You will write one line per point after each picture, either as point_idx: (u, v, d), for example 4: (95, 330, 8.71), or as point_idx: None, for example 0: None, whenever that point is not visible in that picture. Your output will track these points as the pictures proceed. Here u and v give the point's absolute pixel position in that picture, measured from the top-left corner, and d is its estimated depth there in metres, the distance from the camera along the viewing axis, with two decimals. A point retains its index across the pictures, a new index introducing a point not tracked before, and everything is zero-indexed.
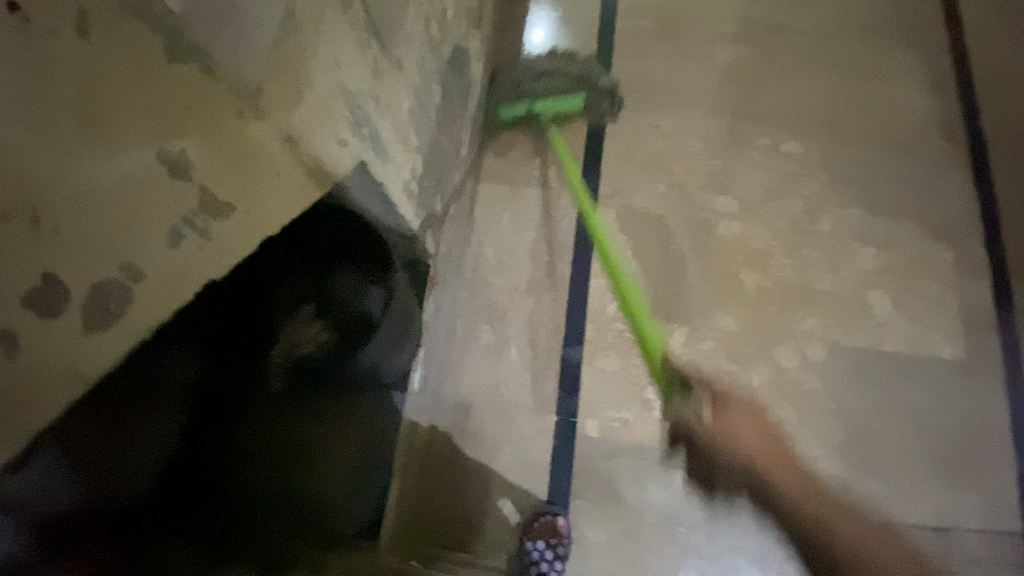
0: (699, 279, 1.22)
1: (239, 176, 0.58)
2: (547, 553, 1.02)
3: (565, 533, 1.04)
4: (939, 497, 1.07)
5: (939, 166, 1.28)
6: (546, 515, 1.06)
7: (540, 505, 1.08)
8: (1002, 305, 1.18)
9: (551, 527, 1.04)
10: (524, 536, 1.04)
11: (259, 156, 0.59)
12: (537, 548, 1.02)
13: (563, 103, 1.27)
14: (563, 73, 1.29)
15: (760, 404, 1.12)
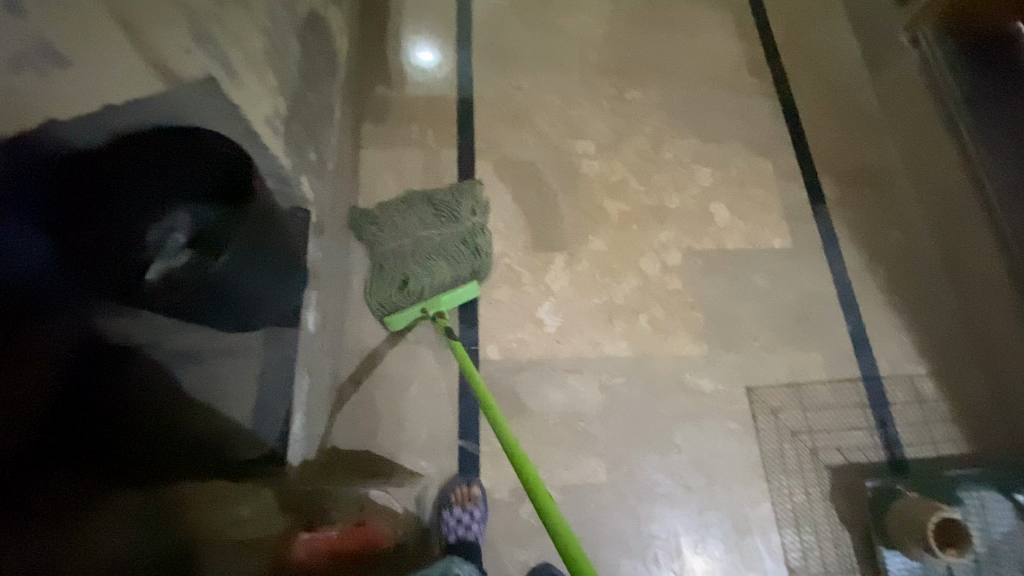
0: (571, 211, 1.37)
1: (77, 44, 0.62)
2: (463, 518, 1.06)
3: (479, 500, 1.08)
4: (791, 359, 1.25)
5: (753, 98, 1.52)
6: (461, 486, 1.10)
7: (454, 479, 1.12)
8: (816, 200, 1.42)
9: (466, 495, 1.08)
10: (442, 507, 1.08)
11: (90, 25, 0.63)
12: (454, 515, 1.06)
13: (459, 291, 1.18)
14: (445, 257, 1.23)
15: (634, 307, 1.27)
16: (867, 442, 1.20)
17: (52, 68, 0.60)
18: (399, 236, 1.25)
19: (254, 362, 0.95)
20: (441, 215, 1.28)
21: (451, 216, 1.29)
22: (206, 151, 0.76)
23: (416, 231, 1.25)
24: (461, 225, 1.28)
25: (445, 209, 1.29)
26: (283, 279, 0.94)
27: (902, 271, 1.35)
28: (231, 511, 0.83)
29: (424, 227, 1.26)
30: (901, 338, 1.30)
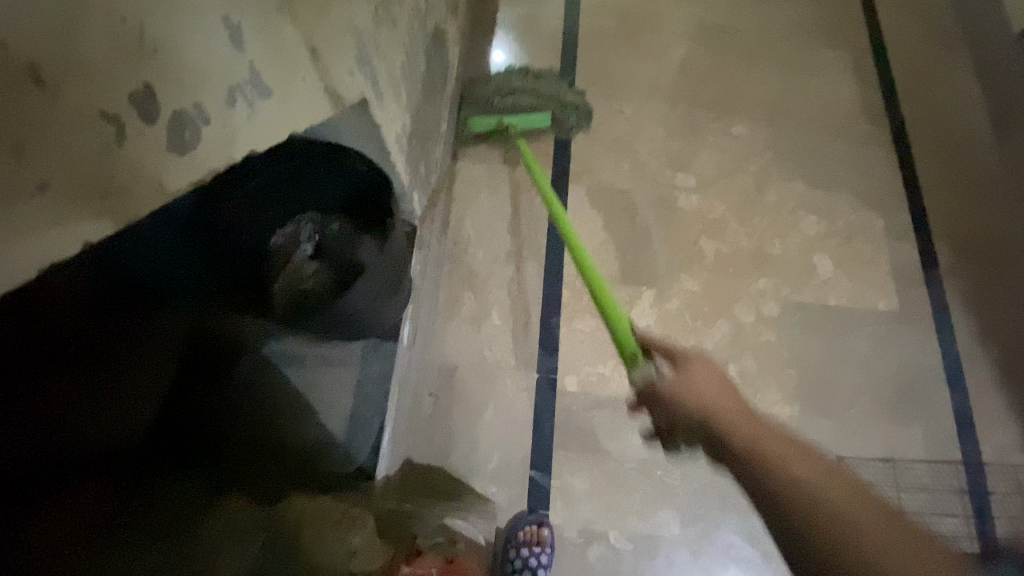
0: (664, 246, 1.33)
1: (278, 66, 0.59)
2: (532, 562, 1.03)
3: (548, 543, 1.05)
4: (887, 433, 1.17)
5: (867, 147, 1.44)
6: (531, 524, 1.07)
7: (522, 516, 1.09)
8: (928, 263, 1.33)
9: (536, 536, 1.05)
10: (509, 545, 1.05)
11: (291, 56, 0.61)
12: (521, 556, 1.03)
13: (534, 119, 1.34)
14: (534, 94, 1.36)
15: (724, 356, 1.22)
16: (963, 533, 1.12)
17: (260, 97, 0.57)
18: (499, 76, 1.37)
19: (352, 372, 0.96)
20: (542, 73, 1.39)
21: (551, 76, 1.40)
22: (344, 171, 0.86)
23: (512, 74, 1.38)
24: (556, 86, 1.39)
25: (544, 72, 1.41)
26: (389, 293, 0.89)
27: (1018, 352, 1.25)
28: (343, 541, 0.80)
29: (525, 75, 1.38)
30: (1010, 424, 1.20)
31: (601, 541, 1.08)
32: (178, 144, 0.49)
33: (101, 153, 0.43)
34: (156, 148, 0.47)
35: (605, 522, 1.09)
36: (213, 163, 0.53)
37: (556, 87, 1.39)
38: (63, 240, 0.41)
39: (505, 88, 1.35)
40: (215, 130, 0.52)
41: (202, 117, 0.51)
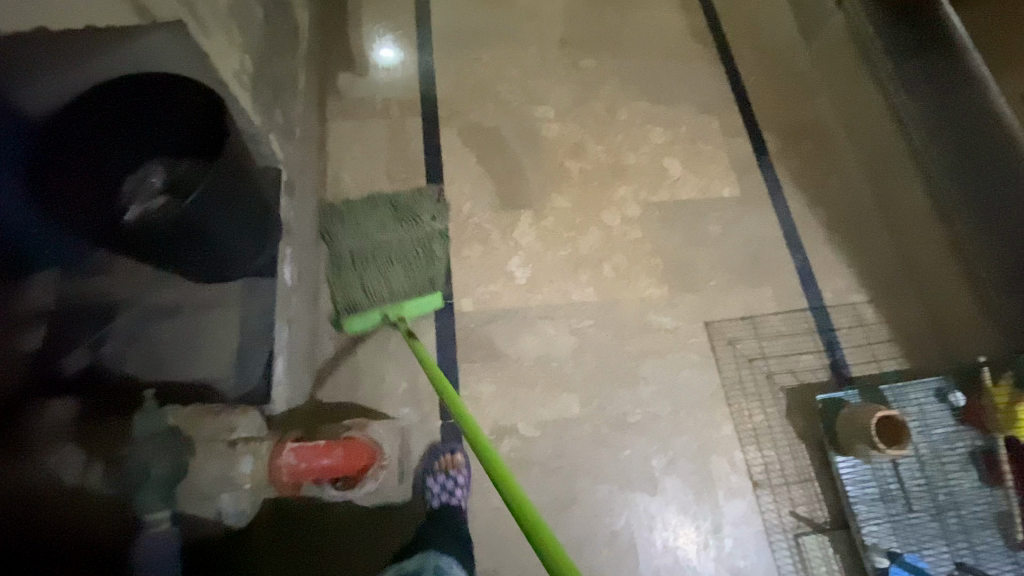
0: (533, 171, 1.44)
1: None
2: (448, 486, 1.08)
3: (463, 466, 1.10)
4: (744, 295, 1.34)
5: (698, 63, 1.63)
6: (445, 453, 1.11)
7: (438, 446, 1.14)
8: (759, 151, 1.52)
9: (450, 463, 1.10)
10: (425, 474, 1.10)
11: None
12: (437, 482, 1.08)
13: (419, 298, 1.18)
14: (402, 241, 1.26)
15: (598, 256, 1.35)
16: (818, 365, 1.29)
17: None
18: (356, 236, 1.26)
19: (234, 311, 0.99)
20: (402, 219, 1.30)
21: (414, 219, 1.31)
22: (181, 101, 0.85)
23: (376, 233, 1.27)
24: (420, 221, 1.31)
25: (401, 202, 1.32)
26: (254, 243, 0.98)
27: (842, 210, 1.46)
28: (225, 421, 0.95)
29: (384, 224, 1.28)
30: (844, 270, 1.39)
31: (512, 434, 1.17)
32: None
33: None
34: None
35: (512, 416, 1.18)
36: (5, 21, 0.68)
37: (422, 222, 1.30)
38: None
39: (369, 248, 1.24)
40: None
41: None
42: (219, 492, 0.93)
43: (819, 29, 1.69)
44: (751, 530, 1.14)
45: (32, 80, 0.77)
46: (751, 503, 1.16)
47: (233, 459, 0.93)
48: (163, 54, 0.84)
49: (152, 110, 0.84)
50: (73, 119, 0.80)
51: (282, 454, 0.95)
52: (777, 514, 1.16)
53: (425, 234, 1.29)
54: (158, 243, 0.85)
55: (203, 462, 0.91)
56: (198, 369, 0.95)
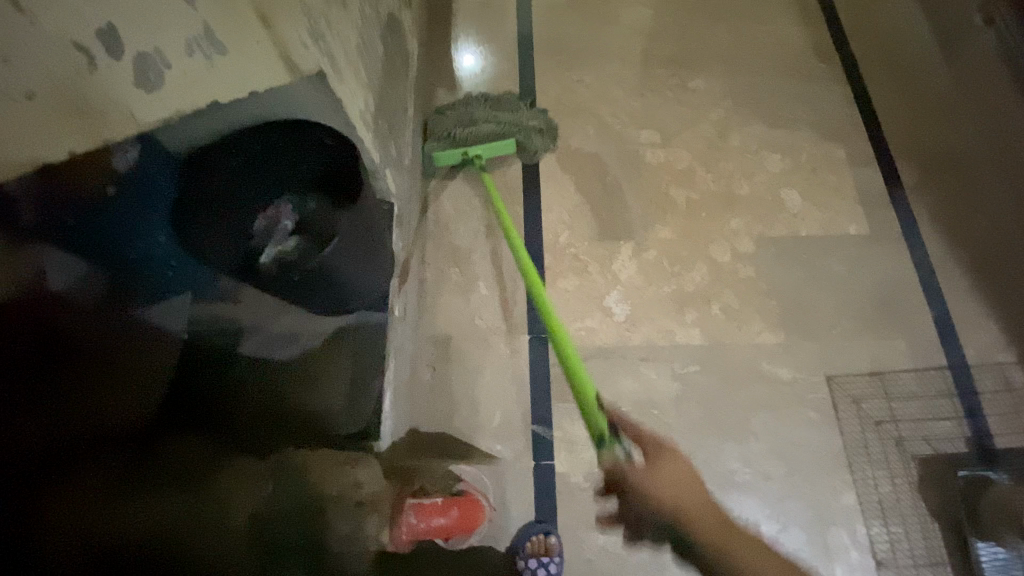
0: (636, 200, 1.38)
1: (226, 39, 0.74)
2: (539, 572, 1.03)
3: (556, 552, 1.05)
4: (871, 348, 1.21)
5: (822, 83, 1.49)
6: (537, 534, 1.07)
7: (529, 526, 1.10)
8: (892, 184, 1.37)
9: (542, 545, 1.06)
10: (516, 556, 1.05)
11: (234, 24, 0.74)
12: (529, 566, 1.03)
13: (497, 146, 1.33)
14: (493, 120, 1.34)
15: (705, 295, 1.27)
16: (957, 434, 1.14)
17: (215, 53, 0.73)
18: (455, 114, 1.36)
19: (346, 344, 1.03)
20: (501, 105, 1.38)
21: (512, 107, 1.38)
22: (308, 145, 0.88)
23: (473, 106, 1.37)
24: (516, 111, 1.38)
25: (504, 98, 1.40)
26: (371, 278, 1.00)
27: (990, 255, 1.28)
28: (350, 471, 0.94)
29: (482, 106, 1.36)
30: (991, 325, 1.22)
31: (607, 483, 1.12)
32: (146, 85, 0.68)
33: (80, 75, 0.62)
34: (126, 86, 0.67)
35: None
36: (179, 102, 0.73)
37: (517, 113, 1.37)
38: (46, 150, 0.63)
39: (465, 118, 1.35)
40: (175, 75, 0.71)
41: (162, 63, 0.69)
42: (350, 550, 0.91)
43: (967, 45, 1.50)
44: None
45: (179, 124, 0.78)
46: None
47: (362, 518, 0.93)
48: (303, 101, 0.87)
49: (289, 154, 0.87)
50: (221, 166, 0.84)
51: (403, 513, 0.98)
52: None
53: (518, 121, 1.36)
54: (287, 285, 0.90)
55: (336, 519, 0.91)
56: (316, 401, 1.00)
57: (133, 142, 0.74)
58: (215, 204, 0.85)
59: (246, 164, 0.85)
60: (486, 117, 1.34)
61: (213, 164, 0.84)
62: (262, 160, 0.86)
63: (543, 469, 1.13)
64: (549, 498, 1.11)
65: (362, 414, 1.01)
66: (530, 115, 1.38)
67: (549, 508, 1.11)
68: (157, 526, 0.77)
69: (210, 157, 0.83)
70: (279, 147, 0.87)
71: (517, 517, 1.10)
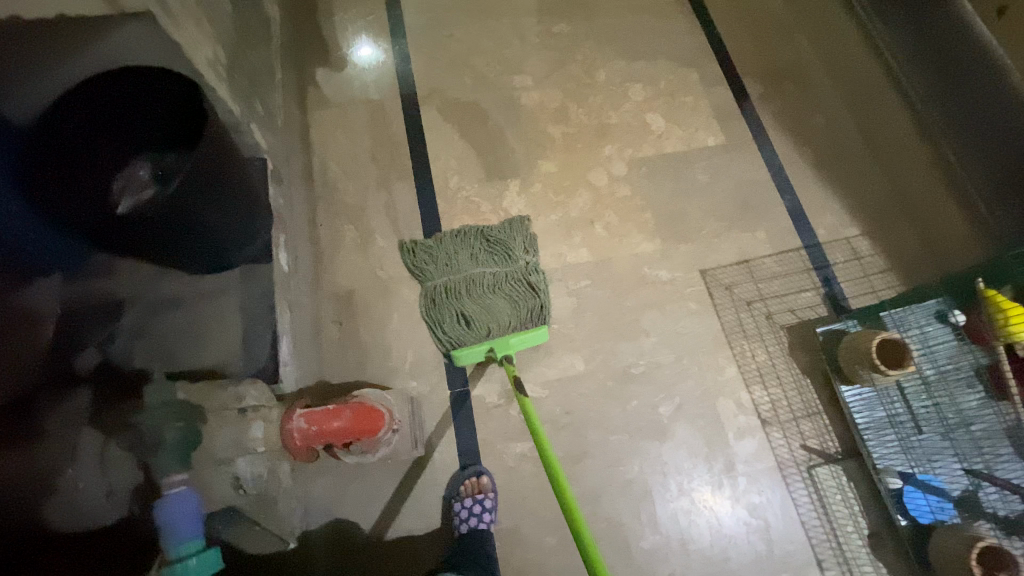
0: (516, 140, 1.45)
1: None
2: (474, 509, 1.06)
3: (490, 489, 1.10)
4: (737, 241, 1.34)
5: (672, 17, 1.62)
6: (471, 477, 1.12)
7: (463, 473, 1.14)
8: (740, 97, 1.52)
9: (476, 486, 1.11)
10: (452, 501, 1.10)
11: None
12: (465, 506, 1.07)
13: (528, 337, 1.16)
14: (496, 290, 1.21)
15: (589, 217, 1.36)
16: (817, 301, 1.29)
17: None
18: (450, 273, 1.24)
19: (235, 298, 1.06)
20: (494, 252, 1.26)
21: (506, 255, 1.26)
22: (159, 90, 0.85)
23: (469, 264, 1.24)
24: (512, 258, 1.26)
25: (493, 232, 1.29)
26: (245, 231, 1.04)
27: (828, 147, 1.45)
28: (236, 391, 0.94)
29: (473, 263, 1.25)
30: (835, 207, 1.39)
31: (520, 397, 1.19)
32: None
33: None
34: None
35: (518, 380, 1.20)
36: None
37: (512, 260, 1.26)
38: None
39: (464, 282, 1.23)
40: None
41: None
42: (234, 457, 0.87)
43: None
44: (763, 466, 1.16)
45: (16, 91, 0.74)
46: (761, 440, 1.17)
47: (245, 424, 0.91)
48: (145, 50, 0.86)
49: (136, 108, 0.84)
50: (69, 124, 0.78)
51: (293, 419, 0.96)
52: (788, 449, 1.17)
53: (517, 271, 1.24)
54: (144, 236, 0.89)
55: (216, 430, 0.86)
56: (202, 355, 1.02)
57: None
58: (73, 167, 0.80)
59: (95, 121, 0.80)
60: (483, 278, 1.23)
61: (58, 124, 0.77)
62: (111, 111, 0.82)
63: (459, 396, 1.19)
64: (467, 421, 1.17)
65: (259, 356, 1.06)
66: (524, 254, 1.27)
67: (468, 431, 1.16)
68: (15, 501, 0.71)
69: (56, 115, 0.77)
70: (127, 100, 0.83)
71: (438, 444, 1.15)
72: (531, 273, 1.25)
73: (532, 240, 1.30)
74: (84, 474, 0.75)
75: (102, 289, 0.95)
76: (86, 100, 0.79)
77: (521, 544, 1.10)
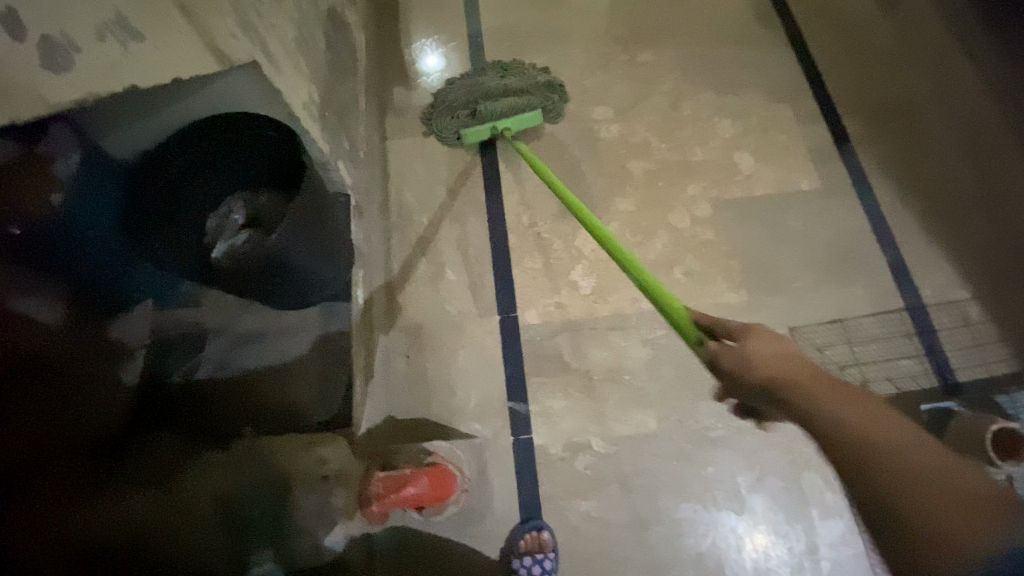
0: (594, 174, 1.40)
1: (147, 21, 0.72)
2: (534, 569, 1.02)
3: (550, 547, 1.04)
4: (831, 298, 1.24)
5: (767, 48, 1.53)
6: (530, 531, 1.07)
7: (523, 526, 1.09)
8: (840, 138, 1.41)
9: (536, 541, 1.05)
10: (510, 555, 1.05)
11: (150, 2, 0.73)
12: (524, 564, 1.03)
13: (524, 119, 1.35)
14: (506, 92, 1.38)
15: (668, 261, 1.29)
16: (919, 370, 1.17)
17: (130, 40, 0.71)
18: (464, 89, 1.39)
19: (313, 335, 1.07)
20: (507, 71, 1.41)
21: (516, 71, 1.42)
22: (260, 137, 0.89)
23: (490, 82, 1.39)
24: (524, 78, 1.42)
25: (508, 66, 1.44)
26: (328, 268, 1.03)
27: (938, 197, 1.32)
28: (314, 452, 0.96)
29: (488, 79, 1.39)
30: (944, 265, 1.26)
31: (586, 451, 1.14)
32: (56, 67, 0.65)
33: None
34: (35, 66, 0.63)
35: (585, 431, 1.15)
36: (97, 86, 0.69)
37: (526, 75, 1.41)
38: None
39: (478, 91, 1.38)
40: (87, 56, 0.67)
41: (74, 46, 0.65)
42: (322, 524, 0.96)
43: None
44: (851, 552, 1.06)
45: (118, 127, 0.81)
46: (849, 523, 1.07)
47: (327, 492, 0.95)
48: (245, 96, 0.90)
49: (232, 157, 0.88)
50: (169, 171, 0.85)
51: (370, 484, 0.97)
52: None
53: (528, 84, 1.40)
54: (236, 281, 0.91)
55: (303, 497, 0.94)
56: (288, 396, 1.04)
57: (75, 149, 0.77)
58: (170, 211, 0.86)
59: (193, 168, 0.86)
60: (497, 87, 1.38)
61: (156, 171, 0.85)
62: (209, 158, 0.87)
63: (523, 444, 1.15)
64: (529, 471, 1.13)
65: (332, 401, 1.04)
66: (536, 76, 1.42)
67: (531, 482, 1.12)
68: (119, 527, 0.81)
69: (156, 163, 0.85)
70: (226, 148, 0.87)
71: (500, 493, 1.11)
72: (540, 83, 1.41)
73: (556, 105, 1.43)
74: (160, 515, 0.84)
75: (190, 325, 1.05)
76: (188, 145, 0.85)
77: None
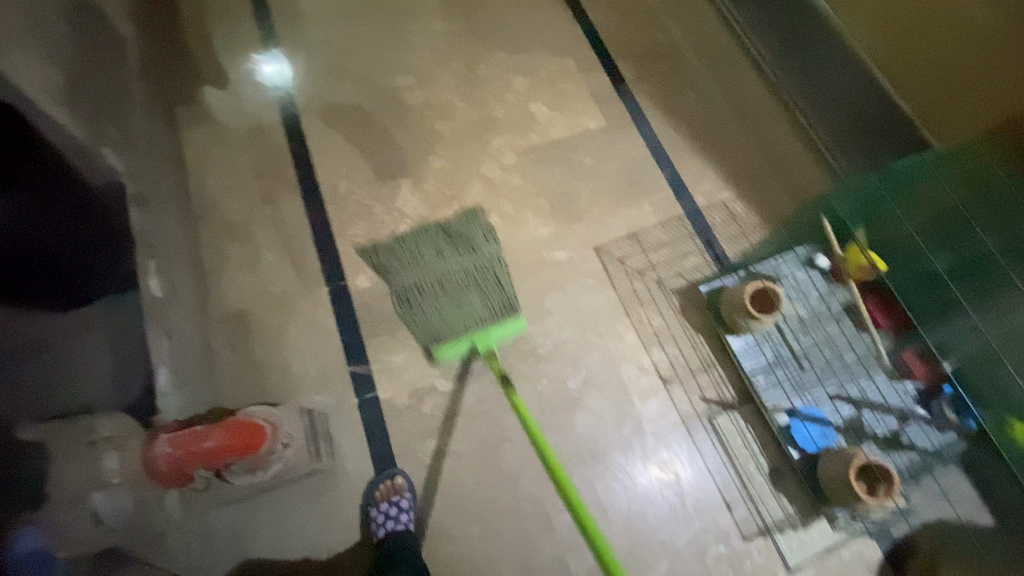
0: (405, 139, 1.44)
1: None
2: (391, 512, 1.06)
3: (406, 490, 1.10)
4: (626, 217, 1.41)
5: (547, 8, 1.67)
6: (385, 480, 1.11)
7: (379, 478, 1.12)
8: (616, 80, 1.59)
9: (391, 488, 1.10)
10: (369, 507, 1.09)
11: None
12: (381, 511, 1.07)
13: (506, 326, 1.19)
14: (460, 273, 1.25)
15: (485, 208, 1.38)
16: (702, 262, 1.37)
17: None
18: (410, 258, 1.28)
19: (101, 333, 0.95)
20: (455, 246, 1.29)
21: (463, 244, 1.30)
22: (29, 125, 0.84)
23: (433, 262, 1.26)
24: (473, 252, 1.29)
25: (453, 238, 1.31)
26: (108, 261, 0.99)
27: (701, 119, 1.55)
28: (84, 423, 0.86)
29: (431, 254, 1.27)
30: (711, 173, 1.48)
31: (431, 393, 1.19)
32: None
33: None
34: None
35: (428, 376, 1.20)
36: None
37: (475, 250, 1.29)
38: None
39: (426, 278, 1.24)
40: None
41: None
42: (90, 491, 0.82)
43: None
44: (669, 423, 1.22)
45: None
46: (664, 399, 1.24)
47: (95, 456, 0.85)
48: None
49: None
50: None
51: (155, 445, 0.89)
52: (688, 402, 1.24)
53: (483, 262, 1.27)
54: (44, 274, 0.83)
55: (64, 463, 0.80)
56: (76, 399, 0.87)
57: None
58: None
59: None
60: (449, 274, 1.24)
61: None
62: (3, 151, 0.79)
63: (368, 402, 1.17)
64: (378, 426, 1.16)
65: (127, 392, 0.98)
66: (487, 248, 1.30)
67: (381, 436, 1.15)
68: None
69: None
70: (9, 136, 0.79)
71: (350, 452, 1.13)
72: (496, 264, 1.27)
73: (489, 230, 1.34)
74: None
75: None
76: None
77: (446, 538, 1.10)
